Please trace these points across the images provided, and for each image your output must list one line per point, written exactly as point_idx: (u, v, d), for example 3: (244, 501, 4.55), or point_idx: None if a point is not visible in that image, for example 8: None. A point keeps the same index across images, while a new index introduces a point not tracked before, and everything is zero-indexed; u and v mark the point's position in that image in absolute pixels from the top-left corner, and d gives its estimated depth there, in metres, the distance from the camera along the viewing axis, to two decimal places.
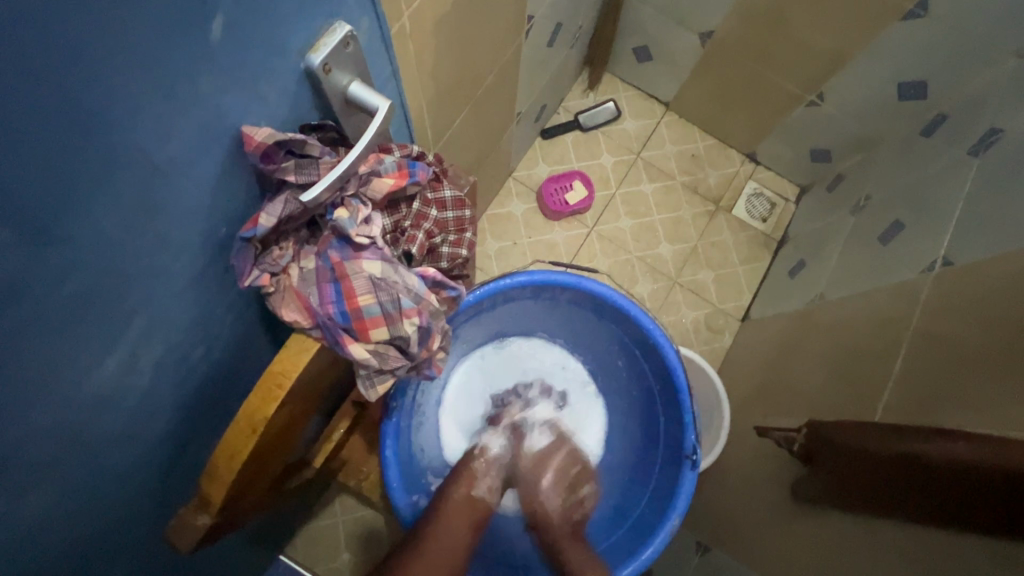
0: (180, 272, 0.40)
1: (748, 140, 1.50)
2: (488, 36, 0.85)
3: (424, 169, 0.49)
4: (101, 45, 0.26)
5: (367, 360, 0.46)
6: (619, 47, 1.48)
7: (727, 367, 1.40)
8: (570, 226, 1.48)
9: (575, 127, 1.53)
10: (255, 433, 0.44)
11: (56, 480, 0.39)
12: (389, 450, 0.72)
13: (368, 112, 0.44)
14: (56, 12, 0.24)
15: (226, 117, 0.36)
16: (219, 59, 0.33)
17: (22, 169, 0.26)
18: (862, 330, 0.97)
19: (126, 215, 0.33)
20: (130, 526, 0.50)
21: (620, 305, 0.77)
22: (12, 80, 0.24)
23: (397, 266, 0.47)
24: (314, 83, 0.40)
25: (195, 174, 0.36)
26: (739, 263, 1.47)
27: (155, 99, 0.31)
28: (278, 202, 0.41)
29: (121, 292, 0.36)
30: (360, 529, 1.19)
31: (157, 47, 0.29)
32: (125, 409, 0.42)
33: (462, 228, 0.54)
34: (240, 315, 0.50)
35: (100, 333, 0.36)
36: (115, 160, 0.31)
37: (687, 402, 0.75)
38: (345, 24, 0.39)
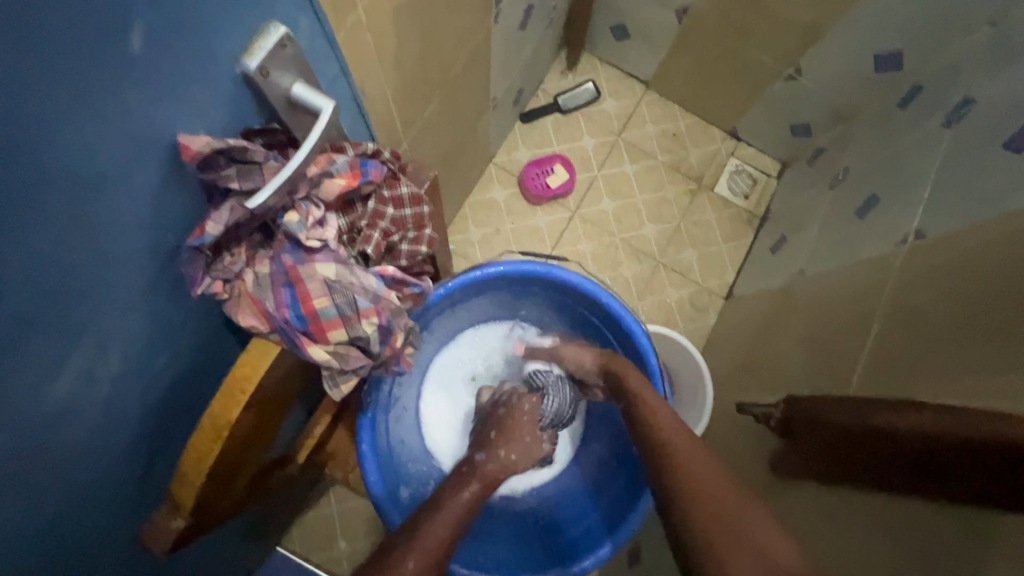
0: (131, 282, 0.40)
1: (729, 116, 1.49)
2: (454, 21, 0.83)
3: (377, 167, 0.49)
4: (3, 68, 0.26)
5: (327, 362, 0.47)
6: (595, 26, 1.45)
7: (711, 345, 1.41)
8: (553, 211, 1.48)
9: (554, 109, 1.52)
10: (219, 436, 0.44)
11: (25, 490, 0.40)
12: (366, 444, 0.73)
13: (313, 113, 0.44)
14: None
15: (161, 127, 0.35)
16: (146, 69, 0.32)
17: None
18: (839, 304, 0.98)
19: (67, 233, 0.33)
20: (107, 527, 0.51)
21: (590, 291, 0.78)
22: None
23: (352, 267, 0.47)
24: (252, 86, 0.40)
25: (136, 186, 0.36)
26: (722, 241, 1.48)
27: (84, 117, 0.30)
28: (224, 210, 0.41)
29: (72, 309, 0.36)
30: (354, 518, 1.21)
31: (68, 65, 0.28)
32: (90, 417, 0.43)
33: (421, 225, 0.54)
34: (202, 321, 0.50)
35: (55, 350, 0.37)
36: (50, 181, 0.31)
37: (659, 385, 0.77)
38: (281, 25, 0.39)
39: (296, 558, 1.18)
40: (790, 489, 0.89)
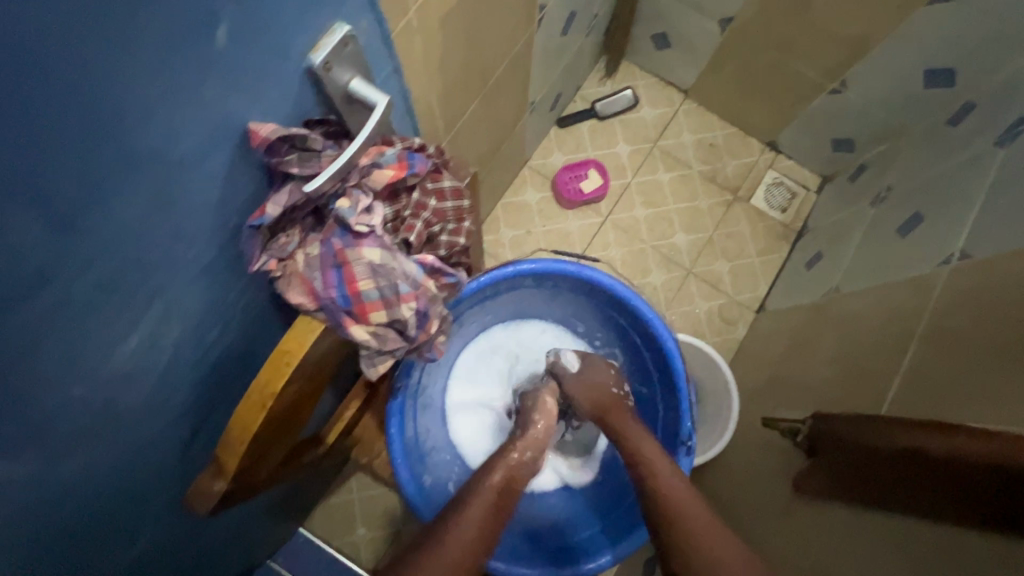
0: (196, 256, 0.43)
1: (770, 128, 1.47)
2: (499, 26, 0.86)
3: (423, 161, 0.52)
4: (105, 49, 0.29)
5: (367, 341, 0.49)
6: (637, 34, 1.46)
7: (740, 358, 1.39)
8: (585, 216, 1.48)
9: (592, 115, 1.53)
10: (264, 406, 0.48)
11: (90, 441, 0.44)
12: (394, 428, 0.75)
13: (369, 107, 0.46)
14: (51, 25, 0.26)
15: (235, 114, 0.38)
16: (226, 61, 0.35)
17: (61, 167, 0.30)
18: (876, 323, 0.96)
19: (145, 207, 0.37)
20: (154, 483, 0.55)
21: (619, 292, 0.79)
22: (50, 88, 0.27)
23: (396, 253, 0.50)
24: (315, 80, 0.43)
25: (208, 168, 0.39)
26: (755, 253, 1.46)
27: (170, 102, 0.34)
28: (283, 193, 0.44)
29: (144, 278, 0.40)
30: (375, 504, 1.25)
31: (155, 51, 0.31)
32: (151, 380, 0.47)
33: (460, 217, 0.56)
34: (253, 298, 0.53)
35: (126, 313, 0.40)
36: (134, 158, 0.34)
37: (684, 389, 0.77)
38: (345, 26, 0.42)
39: (319, 540, 1.23)
40: (814, 507, 0.88)
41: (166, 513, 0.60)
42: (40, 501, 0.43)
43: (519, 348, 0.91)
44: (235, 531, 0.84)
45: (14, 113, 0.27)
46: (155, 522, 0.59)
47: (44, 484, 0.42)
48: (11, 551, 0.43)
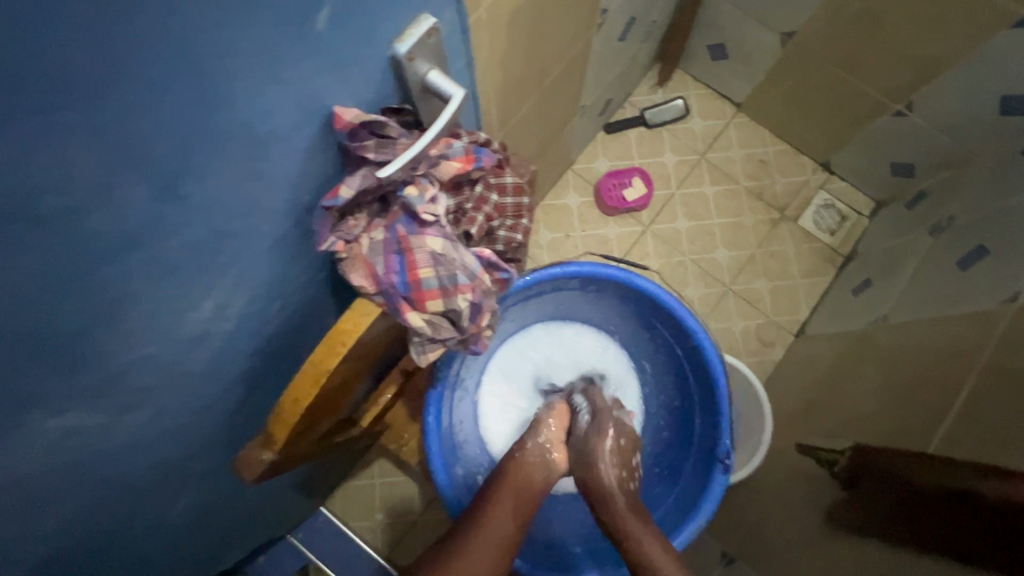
0: (269, 232, 0.45)
1: (825, 147, 1.43)
2: (561, 27, 0.86)
3: (490, 155, 0.52)
4: (221, 27, 0.30)
5: (421, 328, 0.50)
6: (693, 44, 1.44)
7: (775, 382, 1.36)
8: (625, 223, 1.47)
9: (640, 123, 1.51)
10: (318, 382, 0.49)
11: (154, 398, 0.47)
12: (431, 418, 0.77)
13: (444, 99, 0.47)
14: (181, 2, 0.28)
15: (322, 97, 0.40)
16: (323, 46, 0.37)
17: (168, 134, 0.32)
18: (925, 357, 0.92)
19: (233, 180, 0.38)
20: (202, 446, 0.57)
21: (665, 302, 0.78)
22: (169, 59, 0.29)
23: (456, 245, 0.50)
24: (397, 69, 0.44)
25: (292, 147, 0.41)
26: (799, 275, 1.42)
27: (269, 81, 0.35)
28: (357, 177, 0.45)
29: (222, 248, 0.42)
30: (396, 492, 1.27)
31: (263, 31, 0.32)
32: (214, 347, 0.49)
33: (519, 214, 0.56)
34: (312, 277, 0.55)
35: (202, 280, 0.42)
36: (230, 132, 0.35)
37: (725, 407, 0.76)
38: (431, 18, 0.43)
39: (338, 520, 1.25)
40: (848, 541, 0.84)
41: (208, 476, 0.63)
42: (104, 448, 0.45)
43: (557, 348, 0.91)
44: (265, 502, 0.87)
45: (135, 79, 0.28)
46: (197, 483, 0.62)
47: (108, 434, 0.45)
48: (73, 495, 0.46)
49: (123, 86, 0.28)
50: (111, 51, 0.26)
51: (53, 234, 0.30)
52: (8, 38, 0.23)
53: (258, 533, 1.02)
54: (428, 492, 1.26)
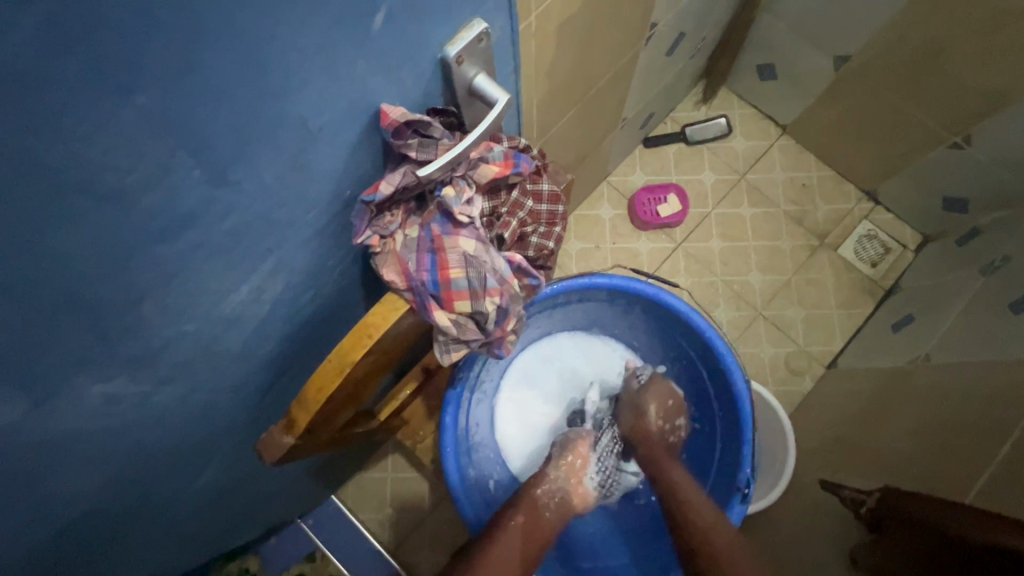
0: (310, 222, 0.46)
1: (873, 175, 1.38)
2: (608, 39, 0.86)
3: (528, 162, 0.52)
4: (283, 20, 0.31)
5: (446, 328, 0.50)
6: (741, 63, 1.41)
7: (802, 414, 1.31)
8: (657, 239, 1.44)
9: (680, 139, 1.49)
10: (342, 372, 0.50)
11: (188, 373, 0.48)
12: (449, 418, 0.77)
13: (488, 103, 0.48)
14: None
15: (373, 95, 0.41)
16: (378, 45, 0.37)
17: (224, 121, 0.33)
18: (967, 402, 0.87)
19: (282, 170, 0.39)
20: (227, 423, 0.59)
21: (695, 322, 0.76)
22: (232, 48, 0.30)
23: (488, 248, 0.51)
24: (446, 72, 0.45)
25: (339, 141, 0.42)
26: (835, 305, 1.37)
27: (325, 76, 0.36)
28: (398, 173, 0.46)
29: (265, 234, 0.43)
30: (406, 488, 1.27)
31: (323, 28, 0.33)
32: (248, 329, 0.50)
33: (552, 222, 0.56)
34: (345, 269, 0.56)
35: (244, 264, 0.44)
36: (283, 123, 0.36)
37: (749, 435, 0.74)
38: (482, 23, 0.43)
39: (348, 510, 1.26)
40: None
41: (229, 453, 0.64)
42: (137, 416, 0.47)
43: (579, 359, 0.91)
44: (280, 485, 0.89)
45: (201, 66, 0.29)
46: (219, 459, 0.64)
47: (142, 403, 0.46)
48: (105, 458, 0.48)
49: (189, 71, 0.29)
50: (182, 38, 0.28)
51: (111, 206, 0.31)
52: (89, 22, 0.24)
53: (270, 514, 1.04)
54: (437, 491, 1.27)
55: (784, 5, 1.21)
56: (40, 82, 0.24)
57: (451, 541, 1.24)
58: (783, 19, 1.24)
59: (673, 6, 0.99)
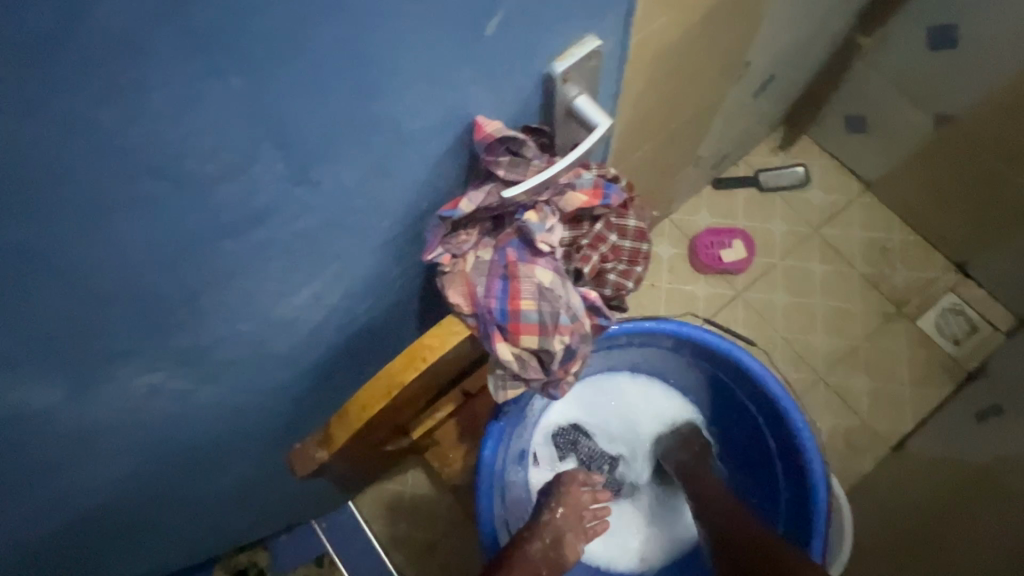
0: (381, 232, 0.43)
1: (965, 246, 1.26)
2: (698, 74, 0.81)
3: (618, 194, 0.48)
4: (398, 16, 0.29)
5: (508, 362, 0.46)
6: (829, 111, 1.32)
7: (859, 498, 1.18)
8: (715, 285, 1.34)
9: (752, 184, 1.39)
10: (389, 394, 0.47)
11: (232, 373, 0.46)
12: (487, 452, 0.70)
13: (586, 127, 0.44)
14: None
15: (470, 106, 0.38)
16: (487, 53, 0.34)
17: (317, 116, 0.30)
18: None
19: (365, 175, 0.37)
20: (258, 426, 0.56)
21: (770, 388, 0.69)
22: (342, 41, 0.28)
23: (565, 281, 0.46)
24: (548, 89, 0.41)
25: (427, 151, 0.39)
26: (908, 381, 1.25)
27: (427, 79, 0.33)
28: (481, 191, 0.43)
29: (336, 240, 0.40)
30: (419, 509, 1.22)
31: (436, 29, 0.31)
32: (298, 335, 0.48)
33: (634, 260, 0.52)
34: (404, 283, 0.53)
35: (309, 268, 0.41)
36: (376, 125, 0.34)
37: (820, 526, 0.66)
38: (595, 41, 0.40)
39: (360, 522, 1.22)
40: None
41: (252, 456, 0.62)
42: (175, 412, 0.45)
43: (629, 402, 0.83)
44: (296, 491, 0.85)
45: (305, 55, 0.27)
46: (240, 461, 0.61)
47: (183, 399, 0.44)
48: (135, 449, 0.45)
49: (292, 59, 0.27)
50: (294, 25, 0.25)
51: (188, 192, 0.29)
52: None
53: (279, 518, 1.00)
54: (451, 518, 1.21)
55: (888, 55, 1.13)
56: (142, 49, 0.22)
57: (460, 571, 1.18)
58: (886, 70, 1.16)
59: (771, 46, 0.93)
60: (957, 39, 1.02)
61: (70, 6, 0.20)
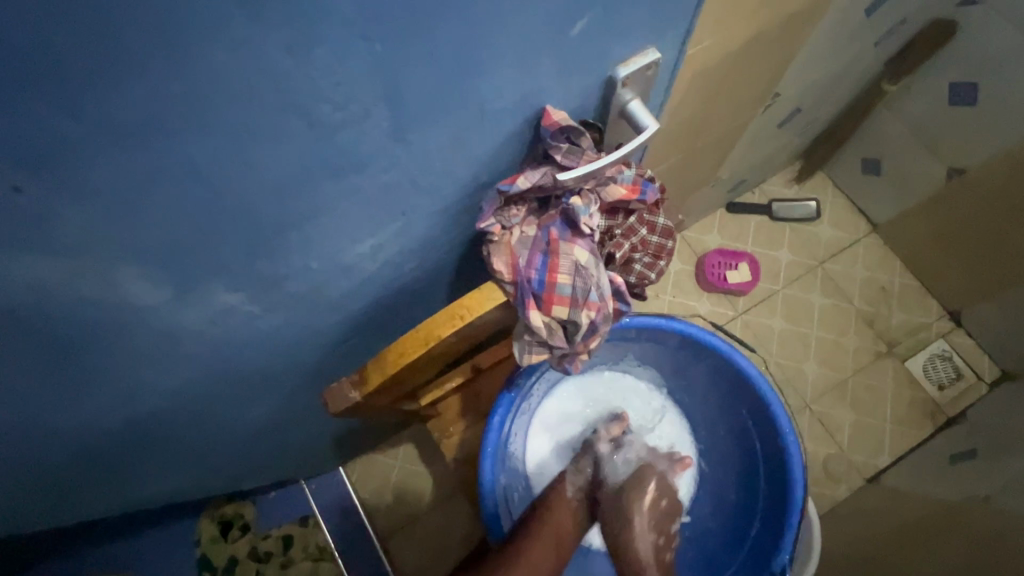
0: (442, 198, 0.48)
1: (960, 296, 1.31)
2: (732, 100, 0.87)
3: (654, 192, 0.54)
4: (510, 11, 0.34)
5: (537, 329, 0.51)
6: (847, 151, 1.38)
7: (830, 523, 1.23)
8: (717, 303, 1.40)
9: (764, 211, 1.45)
10: (427, 344, 0.51)
11: (290, 307, 0.51)
12: (496, 420, 0.75)
13: (636, 128, 0.49)
14: None
15: (543, 96, 0.43)
16: (567, 52, 0.40)
17: (426, 86, 0.36)
18: (1005, 539, 0.79)
19: (445, 143, 0.42)
20: (293, 364, 0.61)
21: (763, 392, 0.75)
22: (463, 26, 0.33)
23: (598, 263, 0.52)
24: (608, 90, 0.47)
25: (499, 129, 0.44)
26: (890, 419, 1.30)
27: (516, 68, 0.39)
28: (538, 172, 0.48)
29: (406, 198, 0.46)
30: (409, 481, 1.26)
31: (534, 27, 0.36)
32: (350, 282, 0.53)
33: (659, 255, 0.57)
34: (447, 249, 0.58)
35: (378, 220, 0.46)
36: (467, 101, 0.39)
37: (795, 523, 0.71)
38: (655, 53, 0.46)
39: (349, 488, 1.25)
40: None
41: (278, 394, 0.66)
42: (235, 334, 0.50)
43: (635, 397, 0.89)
44: (302, 440, 0.90)
45: (433, 35, 0.32)
46: (268, 396, 0.65)
47: (247, 322, 0.49)
48: (194, 365, 0.50)
49: (422, 37, 0.32)
50: (432, 10, 0.31)
51: (311, 135, 0.34)
52: None
53: (279, 469, 1.05)
54: (438, 493, 1.25)
55: (908, 105, 1.19)
56: (320, 10, 0.27)
57: (439, 547, 1.21)
58: (906, 119, 1.22)
59: (801, 82, 0.99)
60: (976, 96, 1.08)
61: None
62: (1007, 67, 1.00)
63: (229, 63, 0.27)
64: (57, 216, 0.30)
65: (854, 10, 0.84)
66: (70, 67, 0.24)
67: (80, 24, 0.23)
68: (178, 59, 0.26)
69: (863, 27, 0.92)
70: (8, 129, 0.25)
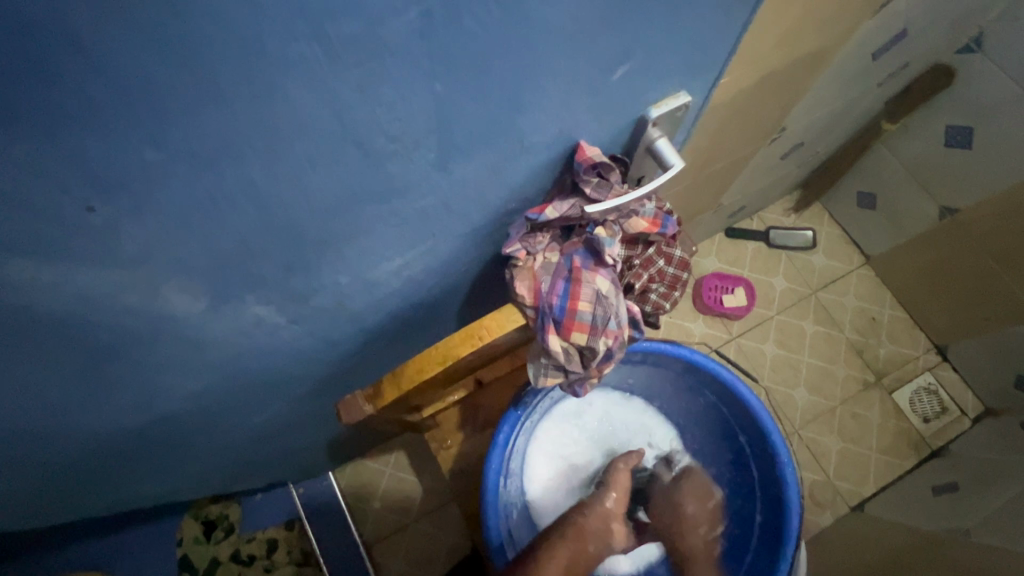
0: (471, 221, 0.50)
1: (947, 331, 1.35)
2: (740, 133, 0.90)
3: (674, 226, 0.56)
4: (561, 55, 0.36)
5: (556, 353, 0.52)
6: (844, 185, 1.42)
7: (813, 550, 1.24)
8: (713, 325, 1.42)
9: (761, 238, 1.48)
10: (443, 363, 0.52)
11: (314, 320, 0.52)
12: (501, 437, 0.76)
13: (662, 165, 0.51)
14: (550, 32, 0.33)
15: (579, 131, 0.45)
16: (605, 94, 0.42)
17: (476, 119, 0.37)
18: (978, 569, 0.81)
19: (484, 171, 0.43)
20: (304, 373, 0.62)
21: (762, 420, 0.77)
22: (518, 66, 0.35)
23: (618, 292, 0.53)
24: (638, 128, 0.49)
25: (535, 161, 0.46)
26: (876, 448, 1.32)
27: (559, 106, 0.40)
28: (566, 203, 0.50)
29: (438, 222, 0.47)
30: (398, 490, 1.26)
31: (580, 70, 0.38)
32: (372, 297, 0.54)
33: (673, 286, 0.59)
34: (467, 269, 0.59)
35: (409, 241, 0.47)
36: (509, 135, 0.41)
37: (790, 549, 0.72)
38: (686, 96, 0.48)
39: (339, 493, 1.25)
40: None
41: (284, 401, 0.66)
42: (258, 344, 0.50)
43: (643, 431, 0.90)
44: (300, 447, 0.90)
45: (489, 75, 0.34)
46: (275, 403, 0.65)
47: (272, 332, 0.50)
48: (213, 373, 0.51)
49: (478, 76, 0.34)
50: (492, 53, 0.33)
51: (364, 161, 0.36)
52: (443, 25, 0.29)
53: (272, 474, 1.04)
54: (428, 503, 1.24)
55: (905, 144, 1.23)
56: (391, 51, 0.29)
57: (426, 558, 1.21)
58: (901, 158, 1.26)
59: (806, 117, 1.02)
60: (970, 141, 1.11)
61: (366, 28, 0.27)
62: (999, 113, 1.04)
63: (303, 95, 0.29)
64: (122, 231, 0.31)
65: (859, 56, 0.87)
66: (168, 97, 0.25)
67: (180, 62, 0.24)
68: (260, 91, 0.27)
69: (868, 69, 0.95)
70: (95, 152, 0.26)
